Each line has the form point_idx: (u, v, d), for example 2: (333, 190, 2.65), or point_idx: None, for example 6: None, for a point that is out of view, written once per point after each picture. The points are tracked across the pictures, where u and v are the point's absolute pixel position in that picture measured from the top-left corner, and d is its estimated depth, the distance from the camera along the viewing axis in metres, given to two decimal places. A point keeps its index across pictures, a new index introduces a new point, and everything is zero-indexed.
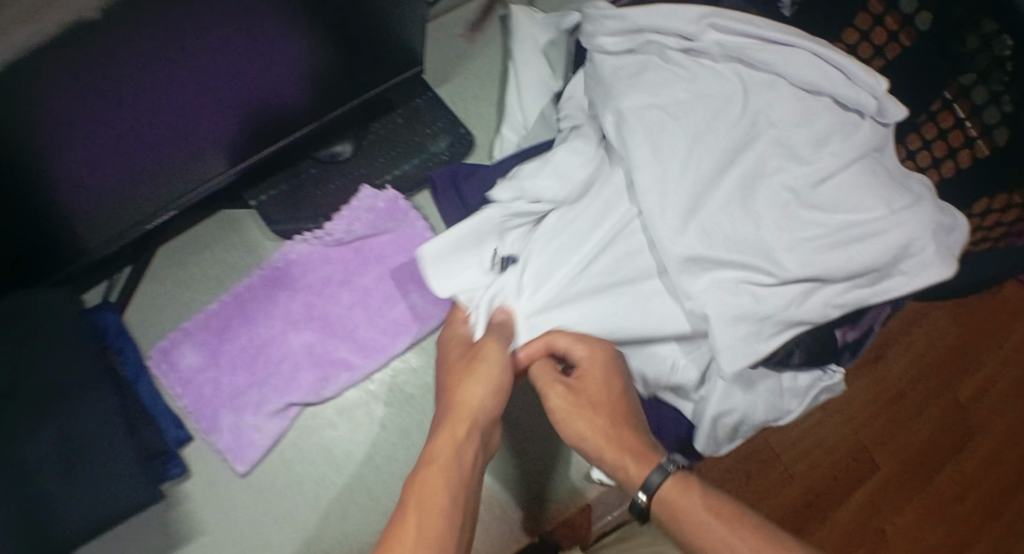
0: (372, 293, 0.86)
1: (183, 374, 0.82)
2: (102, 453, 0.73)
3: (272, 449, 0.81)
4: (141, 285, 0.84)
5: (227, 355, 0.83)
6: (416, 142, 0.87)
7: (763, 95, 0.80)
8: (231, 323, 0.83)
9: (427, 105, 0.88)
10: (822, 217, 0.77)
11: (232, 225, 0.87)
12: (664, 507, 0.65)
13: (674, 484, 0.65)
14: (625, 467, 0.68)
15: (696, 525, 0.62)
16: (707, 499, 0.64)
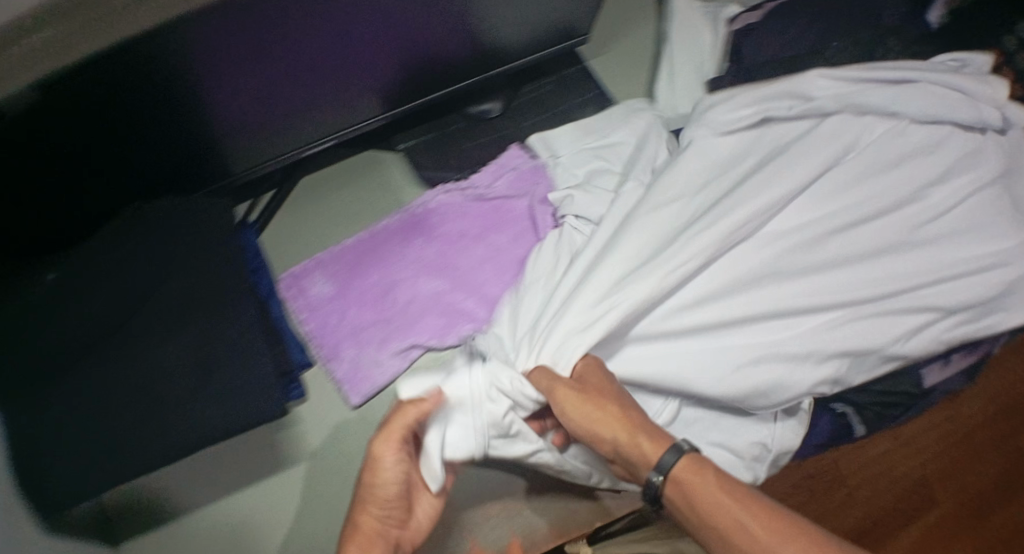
0: (504, 253, 0.86)
1: (312, 301, 0.85)
2: (235, 366, 0.75)
3: (388, 385, 0.85)
4: (282, 210, 0.88)
5: (357, 290, 0.85)
6: (563, 109, 0.89)
7: (886, 137, 0.78)
8: (369, 258, 0.86)
9: (577, 75, 0.90)
10: (936, 254, 0.76)
11: (376, 165, 0.90)
12: (681, 498, 0.57)
13: (691, 467, 0.58)
14: (638, 448, 0.61)
15: (729, 521, 0.54)
16: (720, 477, 0.56)
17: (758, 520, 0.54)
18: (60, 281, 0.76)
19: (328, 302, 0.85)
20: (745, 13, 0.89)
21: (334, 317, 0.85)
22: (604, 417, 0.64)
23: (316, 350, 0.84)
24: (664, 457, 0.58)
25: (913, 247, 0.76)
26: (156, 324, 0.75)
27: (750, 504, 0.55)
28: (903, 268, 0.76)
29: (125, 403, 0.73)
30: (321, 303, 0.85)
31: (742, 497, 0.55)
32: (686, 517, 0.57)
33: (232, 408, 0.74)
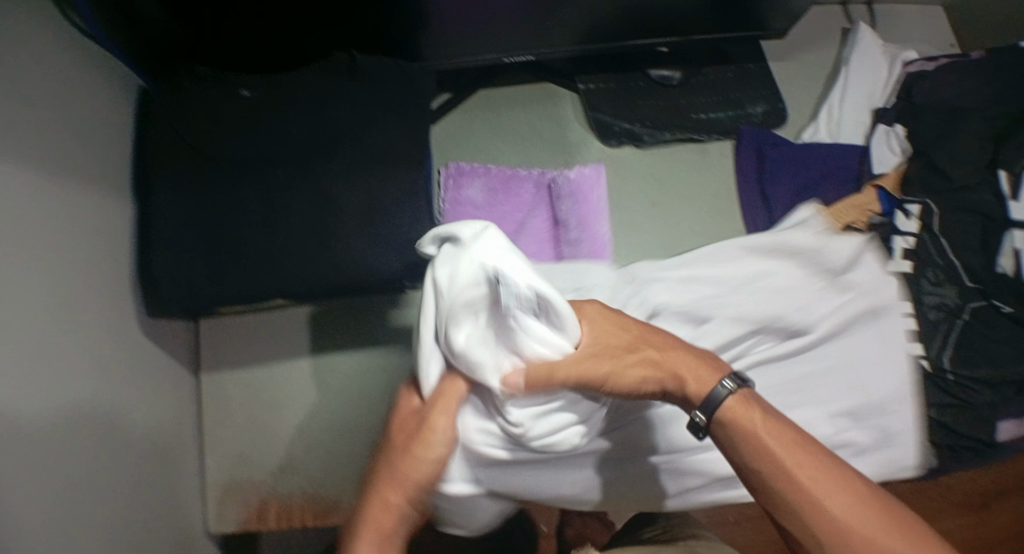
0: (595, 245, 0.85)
1: (460, 199, 0.86)
2: (401, 224, 0.78)
3: None
4: (455, 111, 0.91)
5: (500, 211, 0.86)
6: (738, 98, 0.93)
7: (799, 291, 0.84)
8: (522, 194, 0.87)
9: (758, 72, 0.94)
10: (826, 401, 0.85)
11: (550, 98, 0.93)
12: (726, 430, 0.65)
13: (739, 404, 0.65)
14: (684, 385, 0.67)
15: (778, 456, 0.63)
16: (768, 421, 0.64)
17: (795, 457, 0.63)
18: (255, 100, 0.79)
19: (474, 205, 0.86)
20: (923, 60, 0.95)
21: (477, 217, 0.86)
22: (640, 363, 0.67)
23: None
24: (713, 394, 0.65)
25: (800, 390, 0.85)
26: (335, 164, 0.78)
27: (785, 437, 0.64)
28: (842, 405, 0.85)
29: (288, 228, 0.77)
30: (468, 202, 0.86)
31: (776, 429, 0.64)
32: (731, 443, 0.65)
33: (385, 261, 0.77)
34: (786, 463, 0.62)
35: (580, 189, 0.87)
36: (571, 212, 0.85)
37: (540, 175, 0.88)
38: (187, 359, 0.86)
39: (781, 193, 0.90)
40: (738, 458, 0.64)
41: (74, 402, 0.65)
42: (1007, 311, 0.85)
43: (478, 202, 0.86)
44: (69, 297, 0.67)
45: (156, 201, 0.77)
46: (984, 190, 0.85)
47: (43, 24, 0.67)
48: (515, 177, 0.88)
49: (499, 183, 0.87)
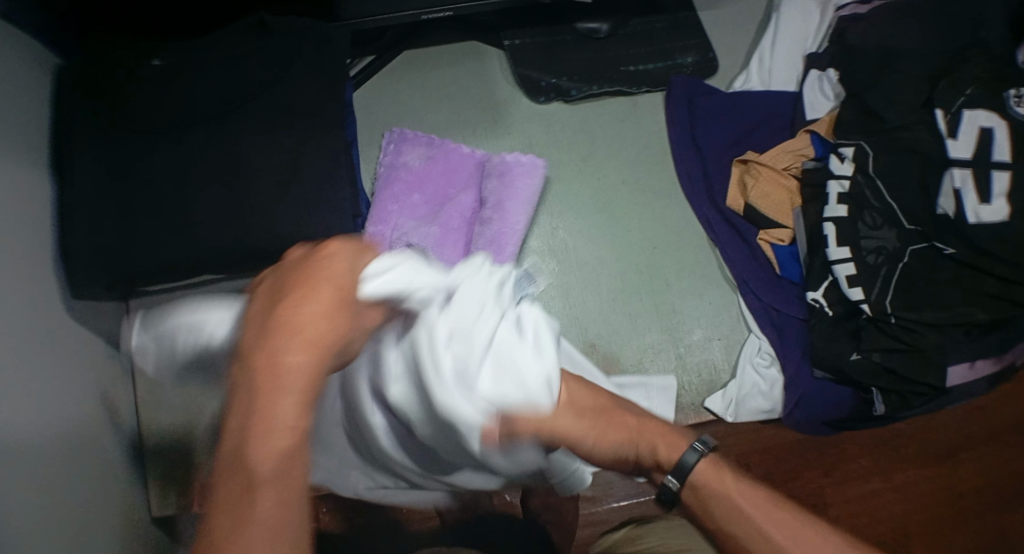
0: (510, 231, 0.81)
1: (395, 163, 0.85)
2: (316, 184, 0.77)
3: None
4: (381, 72, 0.90)
5: (432, 180, 0.85)
6: (667, 49, 0.92)
7: None
8: (461, 171, 0.85)
9: (688, 22, 0.93)
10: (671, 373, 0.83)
11: (478, 57, 0.92)
12: (700, 496, 0.55)
13: (711, 469, 0.55)
14: (650, 447, 0.57)
15: (761, 522, 0.52)
16: (740, 487, 0.54)
17: (780, 525, 0.52)
18: (163, 68, 0.79)
19: (406, 168, 0.85)
20: (854, 3, 0.93)
21: (407, 178, 0.85)
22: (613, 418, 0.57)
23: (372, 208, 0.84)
24: (685, 456, 0.56)
25: None
26: (248, 126, 0.78)
27: (768, 503, 0.53)
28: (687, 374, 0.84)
29: (197, 191, 0.76)
30: (399, 165, 0.85)
31: (760, 492, 0.54)
32: (707, 509, 0.54)
33: (298, 222, 0.76)
34: (768, 530, 0.51)
35: (518, 176, 0.83)
36: (501, 194, 0.82)
37: (478, 157, 0.86)
38: (119, 334, 0.85)
39: (714, 142, 0.89)
40: (717, 523, 0.54)
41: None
42: (949, 254, 0.82)
43: (414, 165, 0.85)
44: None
45: (69, 167, 0.77)
46: (920, 130, 0.84)
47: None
48: (454, 155, 0.86)
49: (436, 157, 0.86)
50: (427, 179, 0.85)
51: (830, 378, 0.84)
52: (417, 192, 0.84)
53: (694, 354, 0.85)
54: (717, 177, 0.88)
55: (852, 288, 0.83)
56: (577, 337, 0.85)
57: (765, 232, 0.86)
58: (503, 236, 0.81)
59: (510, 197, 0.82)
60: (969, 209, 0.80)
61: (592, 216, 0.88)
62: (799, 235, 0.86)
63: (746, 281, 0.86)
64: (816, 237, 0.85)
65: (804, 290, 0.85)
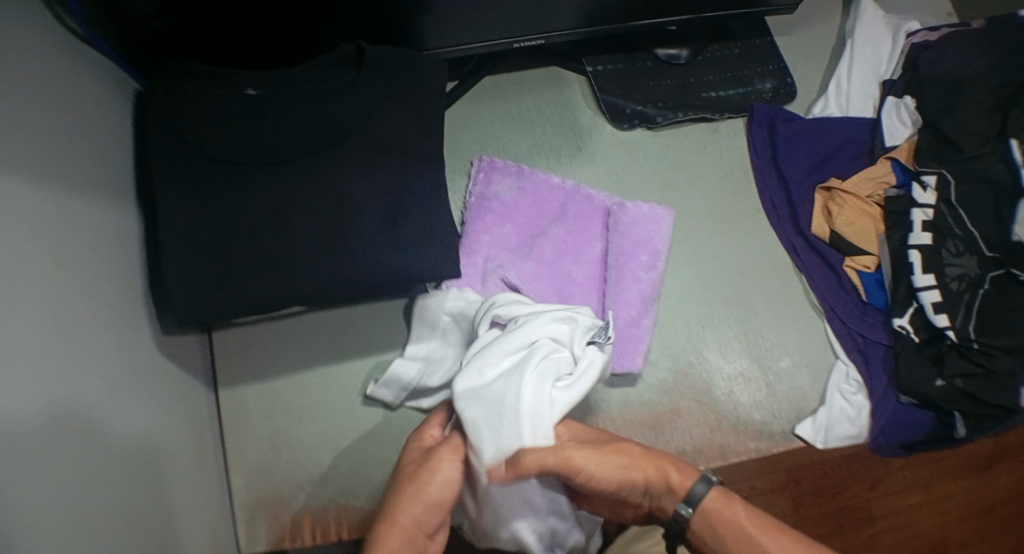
0: (631, 274, 0.84)
1: (485, 194, 0.85)
2: (417, 220, 0.76)
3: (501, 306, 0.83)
4: (463, 100, 0.90)
5: (523, 213, 0.85)
6: (745, 75, 0.92)
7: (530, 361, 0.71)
8: (551, 203, 0.86)
9: (764, 47, 0.93)
10: (762, 399, 0.86)
11: (559, 84, 0.92)
12: (712, 523, 0.62)
13: (721, 499, 0.63)
14: (667, 479, 0.64)
15: (761, 540, 0.61)
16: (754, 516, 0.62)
17: (778, 546, 0.61)
18: (257, 98, 0.77)
19: (501, 202, 0.85)
20: (924, 31, 0.95)
21: (502, 211, 0.85)
22: (625, 457, 0.63)
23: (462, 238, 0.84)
24: (695, 489, 0.63)
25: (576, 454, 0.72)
26: (346, 159, 0.76)
27: (770, 527, 0.62)
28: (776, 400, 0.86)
29: (296, 228, 0.75)
30: (494, 197, 0.85)
31: (757, 519, 0.62)
32: (708, 539, 0.62)
33: (405, 262, 0.75)
34: (768, 544, 0.61)
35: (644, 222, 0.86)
36: (627, 238, 0.85)
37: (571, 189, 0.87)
38: (203, 371, 0.83)
39: (796, 169, 0.89)
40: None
41: (95, 417, 0.61)
42: (1022, 280, 0.85)
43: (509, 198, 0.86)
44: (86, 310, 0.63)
45: (163, 201, 0.74)
46: (994, 161, 0.86)
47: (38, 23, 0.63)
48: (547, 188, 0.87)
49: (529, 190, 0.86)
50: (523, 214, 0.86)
51: (913, 403, 0.87)
52: (511, 225, 0.85)
53: (782, 383, 0.87)
54: (801, 205, 0.89)
55: (936, 315, 0.85)
56: (668, 366, 0.86)
57: (850, 259, 0.88)
58: (617, 272, 0.84)
59: (636, 239, 0.85)
60: None
61: (679, 244, 0.89)
62: (883, 262, 0.88)
63: (833, 308, 0.87)
64: (899, 265, 0.87)
65: (889, 316, 0.87)
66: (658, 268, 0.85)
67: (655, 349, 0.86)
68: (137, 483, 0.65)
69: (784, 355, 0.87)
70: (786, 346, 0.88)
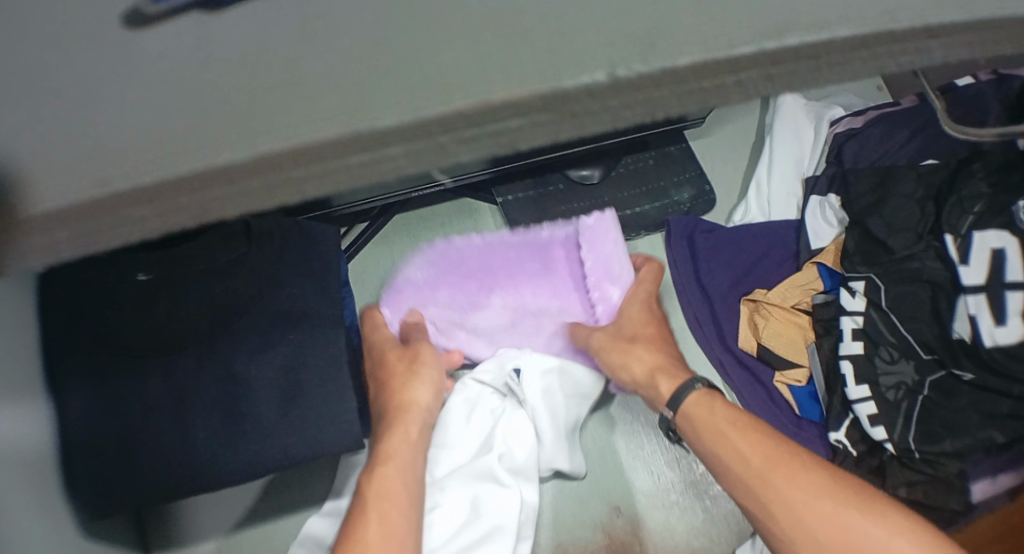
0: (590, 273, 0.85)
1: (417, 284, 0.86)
2: (319, 398, 0.75)
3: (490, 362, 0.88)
4: (374, 242, 0.90)
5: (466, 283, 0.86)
6: (661, 186, 0.90)
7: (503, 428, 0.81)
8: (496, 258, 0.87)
9: (679, 154, 0.91)
10: (699, 526, 0.83)
11: (473, 215, 0.92)
12: (691, 423, 0.69)
13: (703, 400, 0.69)
14: (657, 390, 0.72)
15: (733, 440, 0.65)
16: (728, 413, 0.67)
17: (754, 447, 0.64)
18: (151, 284, 0.77)
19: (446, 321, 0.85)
20: (848, 116, 0.92)
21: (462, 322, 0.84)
22: (637, 358, 0.75)
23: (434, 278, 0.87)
24: (678, 392, 0.71)
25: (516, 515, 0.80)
26: (248, 341, 0.76)
27: (741, 422, 0.66)
28: (712, 524, 0.84)
29: (201, 417, 0.74)
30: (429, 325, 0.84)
31: (735, 418, 0.66)
32: (699, 435, 0.68)
33: (308, 444, 0.74)
34: (743, 446, 0.64)
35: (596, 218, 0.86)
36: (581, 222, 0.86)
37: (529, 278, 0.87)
38: (135, 541, 0.83)
39: (718, 283, 0.87)
40: (703, 450, 0.67)
41: None
42: (968, 379, 0.79)
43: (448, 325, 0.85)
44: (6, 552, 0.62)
45: (65, 402, 0.73)
46: (931, 257, 0.81)
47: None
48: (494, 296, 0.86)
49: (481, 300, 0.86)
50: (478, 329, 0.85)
51: None
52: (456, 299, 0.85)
53: (720, 505, 0.85)
54: (726, 319, 0.87)
55: (874, 427, 0.82)
56: (600, 501, 0.84)
57: (780, 373, 0.85)
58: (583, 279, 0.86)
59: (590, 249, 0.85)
60: (997, 335, 0.75)
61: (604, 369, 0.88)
62: (815, 374, 0.85)
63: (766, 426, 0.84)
64: (832, 375, 0.84)
65: (825, 429, 0.84)
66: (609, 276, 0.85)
67: (585, 482, 0.85)
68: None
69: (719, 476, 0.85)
70: None
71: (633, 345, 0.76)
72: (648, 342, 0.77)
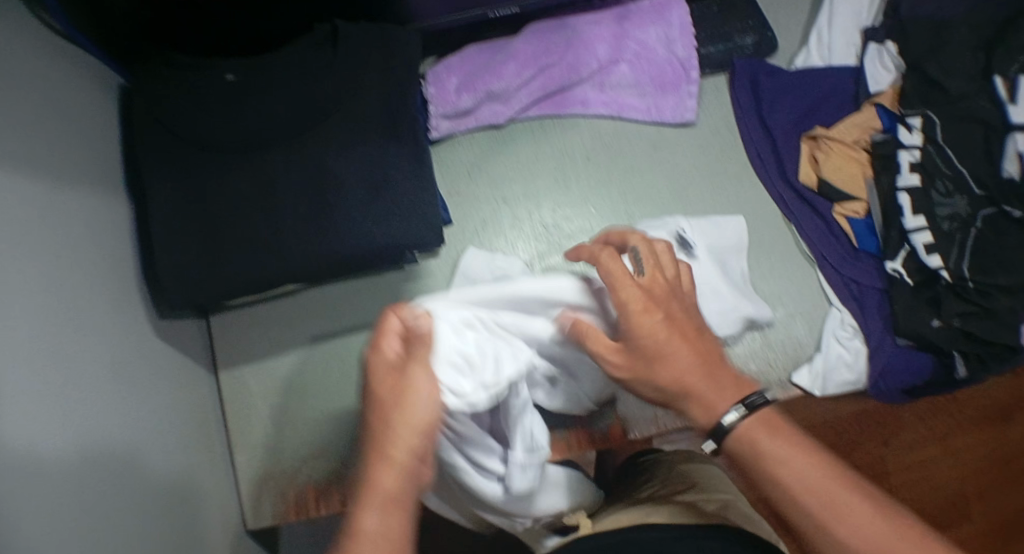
0: (645, 68, 0.89)
1: (455, 61, 0.87)
2: (401, 193, 0.77)
3: (526, 132, 0.89)
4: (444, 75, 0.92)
5: (514, 64, 0.87)
6: (725, 31, 0.92)
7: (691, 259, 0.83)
8: (543, 45, 0.88)
9: (743, 1, 0.92)
10: (760, 351, 0.86)
11: None
12: (745, 449, 0.62)
13: (758, 427, 0.62)
14: (709, 408, 0.64)
15: (795, 471, 0.60)
16: (791, 452, 0.61)
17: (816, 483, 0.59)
18: (236, 82, 0.78)
19: (486, 90, 0.87)
20: None
21: (470, 18, 0.88)
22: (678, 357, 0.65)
23: (470, 64, 0.87)
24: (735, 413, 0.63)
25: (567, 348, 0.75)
26: (331, 137, 0.77)
27: (812, 456, 0.60)
28: (771, 350, 0.86)
29: (284, 209, 0.76)
30: (450, 103, 0.87)
31: (800, 457, 0.60)
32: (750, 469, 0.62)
33: (389, 234, 0.77)
34: (807, 479, 0.59)
35: (659, 18, 0.89)
36: (643, 21, 0.89)
37: (559, 53, 0.88)
38: (202, 356, 0.84)
39: (780, 121, 0.90)
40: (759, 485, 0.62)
41: (84, 393, 0.62)
42: (1017, 216, 0.82)
43: (477, 114, 0.88)
44: (81, 314, 0.65)
45: (150, 185, 0.75)
46: (981, 99, 0.84)
47: (30, 34, 0.65)
48: (527, 73, 0.87)
49: (504, 74, 0.87)
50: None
51: (913, 345, 0.86)
52: (497, 73, 0.86)
53: (777, 331, 0.87)
54: (788, 157, 0.89)
55: (929, 255, 0.84)
56: None
57: (839, 206, 0.88)
58: (635, 64, 0.89)
59: (645, 48, 0.89)
60: None
61: (667, 204, 0.88)
62: (872, 208, 0.88)
63: (825, 256, 0.87)
64: (890, 208, 0.86)
65: (882, 261, 0.87)
66: (669, 64, 0.89)
67: None
68: (151, 462, 0.69)
69: (781, 306, 0.87)
70: (781, 297, 0.87)
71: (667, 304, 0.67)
72: (683, 330, 0.66)
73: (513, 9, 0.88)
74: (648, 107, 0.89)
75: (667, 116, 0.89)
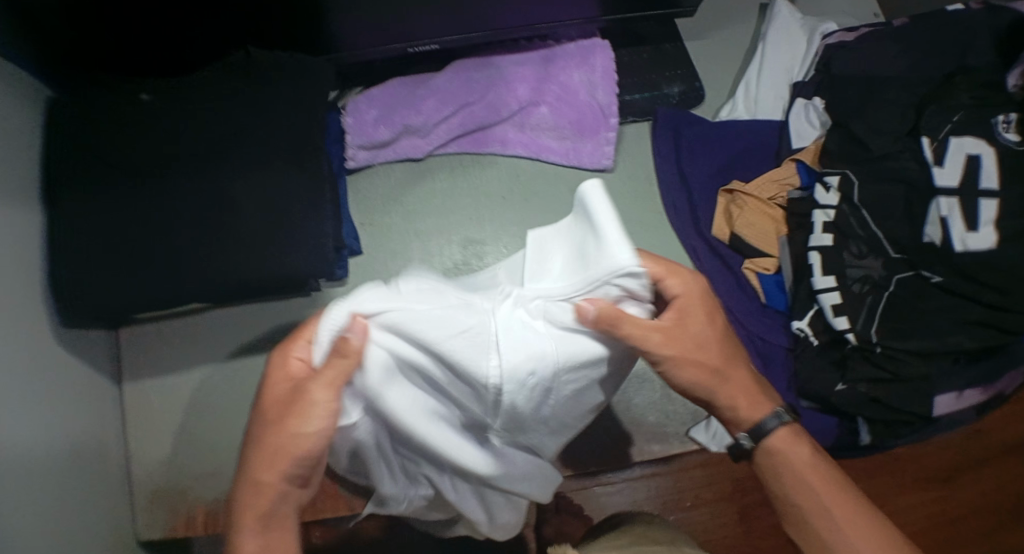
0: (566, 110, 0.89)
1: (375, 93, 0.88)
2: (301, 219, 0.78)
3: (446, 166, 0.91)
4: None
5: (432, 101, 0.88)
6: (652, 79, 0.92)
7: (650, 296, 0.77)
8: (462, 82, 0.89)
9: (674, 51, 0.93)
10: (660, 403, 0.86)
11: None
12: (771, 459, 0.63)
13: (788, 435, 0.63)
14: (735, 409, 0.62)
15: (816, 486, 0.61)
16: (813, 459, 0.62)
17: (838, 503, 0.61)
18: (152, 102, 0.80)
19: (403, 124, 0.87)
20: (841, 31, 0.91)
21: (395, 52, 0.89)
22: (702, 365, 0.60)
23: (391, 97, 0.88)
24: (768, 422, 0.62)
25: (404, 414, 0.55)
26: (237, 164, 0.79)
27: (828, 473, 0.62)
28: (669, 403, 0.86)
29: (183, 228, 0.77)
30: (367, 134, 0.87)
31: (820, 466, 0.62)
32: (768, 474, 0.63)
33: (286, 260, 0.77)
34: (826, 502, 0.61)
35: (583, 62, 0.90)
36: (566, 63, 0.89)
37: (479, 92, 0.89)
38: (109, 367, 0.86)
39: (699, 172, 0.90)
40: (779, 488, 0.63)
41: None
42: (936, 282, 0.79)
43: (396, 146, 0.89)
44: None
45: (56, 197, 0.77)
46: (906, 159, 0.81)
47: None
48: (447, 109, 0.88)
49: (423, 108, 0.87)
50: (402, 33, 0.86)
51: (817, 408, 0.84)
52: (414, 108, 0.87)
53: None
54: (703, 211, 0.89)
55: (837, 317, 0.82)
56: None
57: (750, 261, 0.88)
58: (556, 105, 0.89)
59: (567, 91, 0.89)
60: (977, 242, 0.76)
61: None
62: (784, 265, 0.87)
63: (732, 308, 0.86)
64: (803, 267, 0.85)
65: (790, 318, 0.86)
66: (590, 107, 0.89)
67: None
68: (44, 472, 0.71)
69: None
70: None
71: (692, 331, 0.59)
72: (687, 339, 0.59)
73: (435, 46, 0.89)
74: (567, 149, 0.90)
75: (587, 159, 0.90)
